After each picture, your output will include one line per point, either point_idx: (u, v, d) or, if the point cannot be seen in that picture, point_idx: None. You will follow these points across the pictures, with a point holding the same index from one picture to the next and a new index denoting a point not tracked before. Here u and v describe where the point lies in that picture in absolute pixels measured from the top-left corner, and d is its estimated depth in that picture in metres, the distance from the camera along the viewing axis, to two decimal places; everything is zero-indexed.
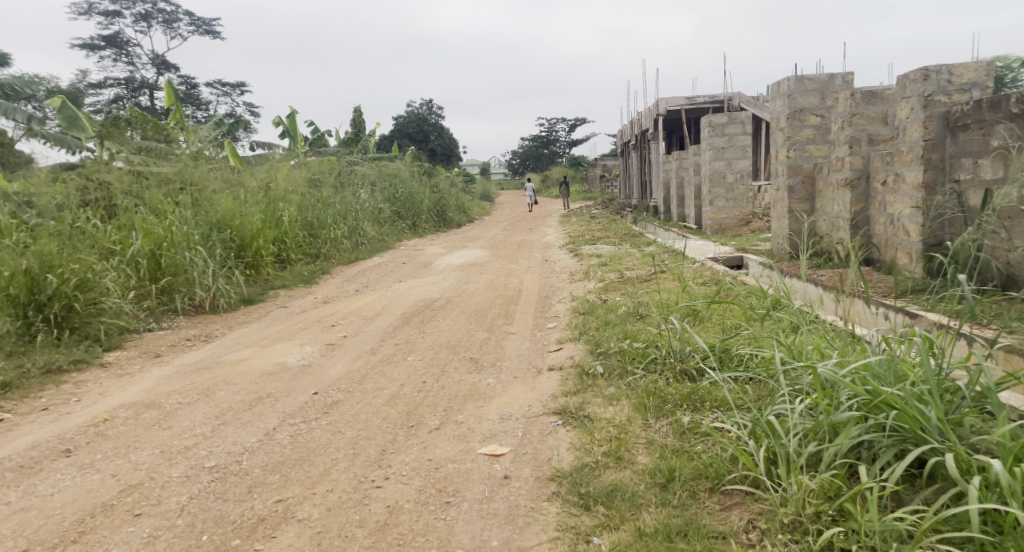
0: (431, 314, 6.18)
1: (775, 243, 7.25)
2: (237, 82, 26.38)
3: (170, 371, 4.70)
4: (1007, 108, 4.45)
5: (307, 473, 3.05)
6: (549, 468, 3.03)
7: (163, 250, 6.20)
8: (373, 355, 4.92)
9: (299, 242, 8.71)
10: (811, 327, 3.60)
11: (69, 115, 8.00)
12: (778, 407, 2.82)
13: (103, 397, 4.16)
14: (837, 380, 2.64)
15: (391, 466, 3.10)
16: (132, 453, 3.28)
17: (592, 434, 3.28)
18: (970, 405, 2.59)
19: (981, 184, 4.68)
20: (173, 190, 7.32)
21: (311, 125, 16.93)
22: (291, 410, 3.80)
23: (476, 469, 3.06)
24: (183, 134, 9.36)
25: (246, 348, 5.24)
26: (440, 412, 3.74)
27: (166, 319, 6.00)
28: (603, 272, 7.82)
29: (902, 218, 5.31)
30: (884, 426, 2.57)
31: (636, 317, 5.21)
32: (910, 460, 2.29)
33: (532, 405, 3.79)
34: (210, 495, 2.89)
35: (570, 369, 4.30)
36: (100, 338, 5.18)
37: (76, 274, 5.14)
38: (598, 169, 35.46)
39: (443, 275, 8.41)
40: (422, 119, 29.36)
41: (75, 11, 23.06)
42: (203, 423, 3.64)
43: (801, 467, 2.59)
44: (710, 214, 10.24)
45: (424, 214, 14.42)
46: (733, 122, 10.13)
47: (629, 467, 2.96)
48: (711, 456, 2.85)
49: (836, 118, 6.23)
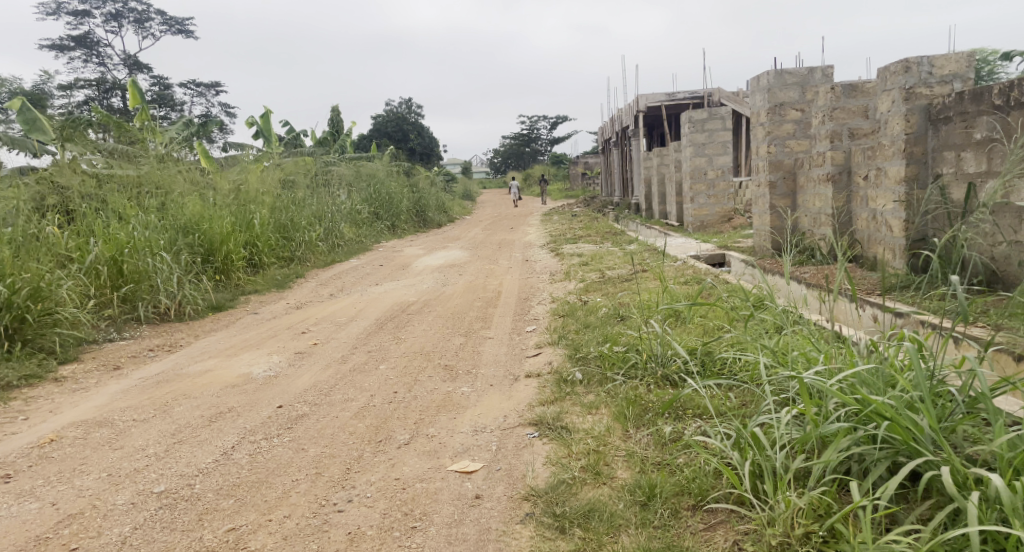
0: (406, 319, 5.99)
1: (757, 240, 7.12)
2: (212, 82, 25.94)
3: (128, 384, 4.47)
4: (989, 100, 4.33)
5: (263, 497, 2.85)
6: (523, 486, 2.85)
7: (125, 257, 5.92)
8: (343, 364, 4.71)
9: (273, 245, 8.47)
10: (797, 329, 3.43)
11: (29, 117, 7.68)
12: (763, 417, 2.66)
13: (53, 415, 3.92)
14: (825, 389, 2.46)
15: (354, 487, 2.91)
16: (76, 477, 3.06)
17: (570, 446, 3.11)
18: (964, 412, 2.42)
19: (964, 178, 4.57)
20: (137, 194, 7.06)
21: (286, 126, 16.60)
22: (252, 426, 3.59)
23: (446, 488, 2.88)
24: (150, 137, 9.08)
25: (210, 358, 5.00)
26: (411, 425, 3.54)
27: (128, 329, 5.74)
28: (583, 272, 7.64)
29: (884, 213, 5.16)
30: (875, 437, 2.40)
31: (617, 319, 5.04)
32: (904, 475, 2.12)
33: (508, 416, 3.61)
34: (156, 524, 2.69)
35: (548, 376, 4.12)
36: (55, 350, 4.93)
37: (29, 283, 4.87)
38: (580, 167, 35.30)
39: (421, 277, 8.21)
40: (402, 118, 29.08)
41: (44, 12, 22.61)
42: (158, 442, 3.43)
43: (788, 482, 2.42)
44: (691, 212, 10.09)
45: (403, 215, 14.18)
46: (713, 118, 10.02)
47: (608, 483, 2.79)
48: (693, 470, 2.69)
49: (816, 112, 6.09)
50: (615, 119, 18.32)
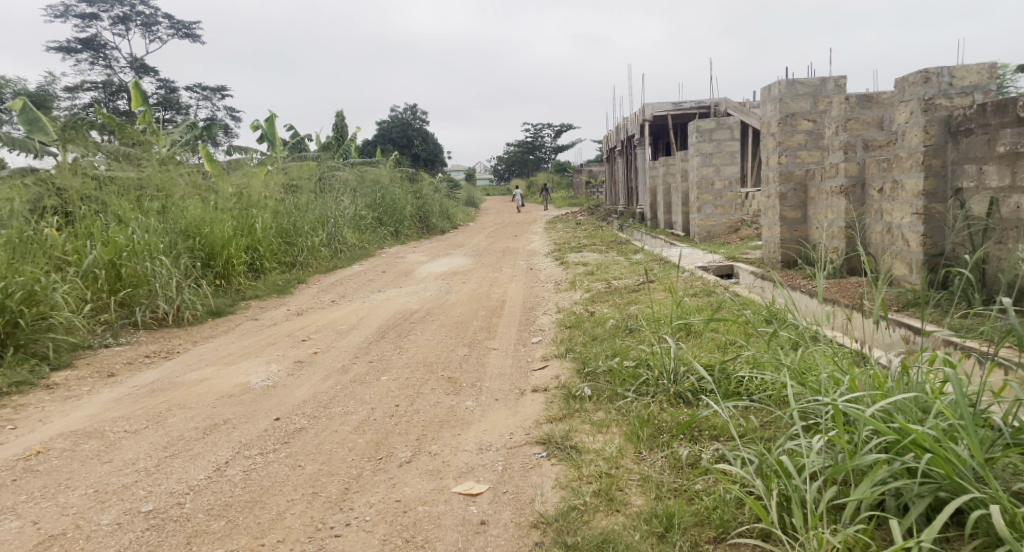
0: (409, 328, 5.83)
1: (766, 252, 6.97)
2: (217, 86, 25.88)
3: (121, 393, 4.31)
4: (1014, 111, 4.17)
5: (256, 518, 2.70)
6: (531, 512, 2.69)
7: (124, 260, 5.77)
8: (343, 374, 4.56)
9: (274, 250, 8.31)
10: (818, 348, 3.28)
11: (31, 118, 7.56)
12: (789, 442, 2.50)
13: (42, 424, 3.78)
14: (859, 416, 2.29)
15: (353, 509, 2.75)
16: (61, 493, 2.91)
17: (580, 468, 2.95)
18: (1008, 442, 2.26)
19: (986, 192, 4.40)
20: (138, 197, 6.93)
21: (290, 131, 16.47)
22: (248, 439, 3.44)
23: (450, 513, 2.72)
24: (153, 139, 8.95)
25: (207, 367, 4.84)
26: (412, 441, 3.39)
27: (125, 334, 5.59)
28: (590, 282, 7.48)
29: (901, 227, 5.00)
30: (914, 470, 2.24)
31: (625, 331, 4.89)
32: (949, 514, 1.97)
33: (513, 433, 3.45)
34: (141, 547, 2.55)
35: (555, 391, 3.96)
36: (48, 356, 4.79)
37: (23, 286, 4.73)
38: (584, 173, 35.15)
39: (424, 284, 8.05)
40: (407, 124, 28.98)
41: (52, 15, 22.64)
42: (149, 455, 3.27)
43: (819, 517, 2.27)
44: (698, 222, 9.93)
45: (407, 221, 14.01)
46: (721, 127, 9.88)
47: (621, 511, 2.63)
48: (715, 498, 2.55)
49: (829, 123, 5.95)
50: (619, 128, 18.31)
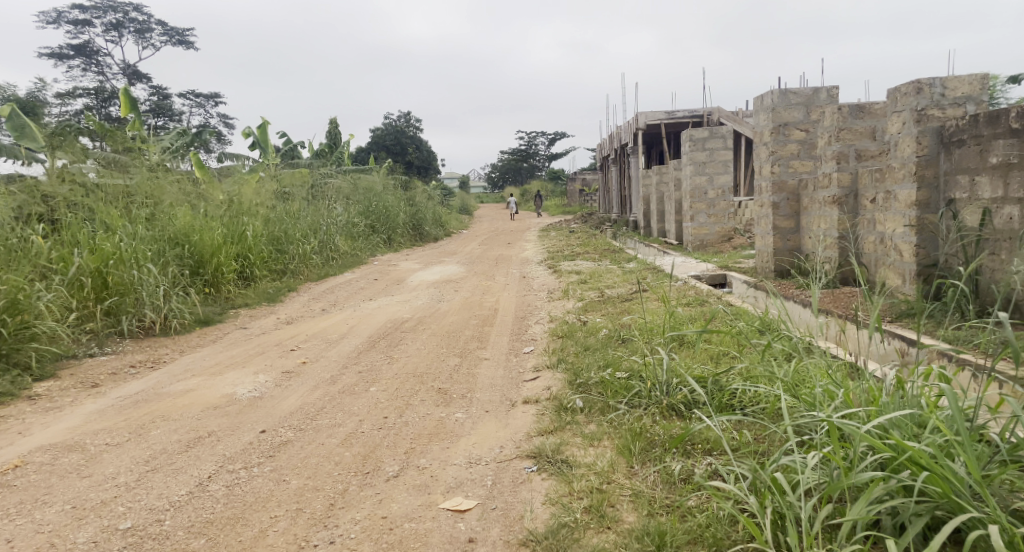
0: (399, 337, 5.77)
1: (759, 261, 6.94)
2: (210, 93, 25.83)
3: (104, 404, 4.23)
4: (1006, 123, 4.16)
5: (238, 536, 2.63)
6: (520, 530, 2.63)
7: (111, 269, 5.67)
8: (332, 385, 4.49)
9: (265, 258, 8.24)
10: (812, 360, 3.24)
11: (19, 124, 7.48)
12: (784, 458, 2.45)
13: (21, 437, 3.69)
14: (855, 432, 2.25)
15: (338, 526, 2.69)
16: (37, 509, 2.84)
17: (571, 483, 2.89)
18: (1006, 460, 2.22)
19: (978, 204, 4.38)
20: (127, 204, 6.86)
21: (283, 138, 16.41)
22: (232, 453, 3.37)
23: (438, 530, 2.65)
24: (143, 146, 8.87)
25: (193, 377, 4.76)
26: (400, 455, 3.32)
27: (110, 343, 5.51)
28: (582, 290, 7.43)
29: (893, 237, 4.97)
30: (911, 489, 2.20)
31: (618, 341, 4.84)
32: (947, 534, 1.92)
33: (504, 446, 3.39)
34: None
35: (546, 402, 3.91)
36: (31, 366, 4.70)
37: (6, 295, 4.64)
38: (578, 181, 35.17)
39: (416, 293, 7.99)
40: (400, 131, 28.96)
41: (45, 21, 22.55)
42: (130, 469, 3.20)
43: (814, 536, 2.22)
44: (691, 231, 9.91)
45: (400, 229, 13.94)
46: (714, 137, 9.85)
47: (612, 528, 2.57)
48: (708, 515, 2.49)
49: (821, 133, 5.94)
50: (612, 136, 18.32)
